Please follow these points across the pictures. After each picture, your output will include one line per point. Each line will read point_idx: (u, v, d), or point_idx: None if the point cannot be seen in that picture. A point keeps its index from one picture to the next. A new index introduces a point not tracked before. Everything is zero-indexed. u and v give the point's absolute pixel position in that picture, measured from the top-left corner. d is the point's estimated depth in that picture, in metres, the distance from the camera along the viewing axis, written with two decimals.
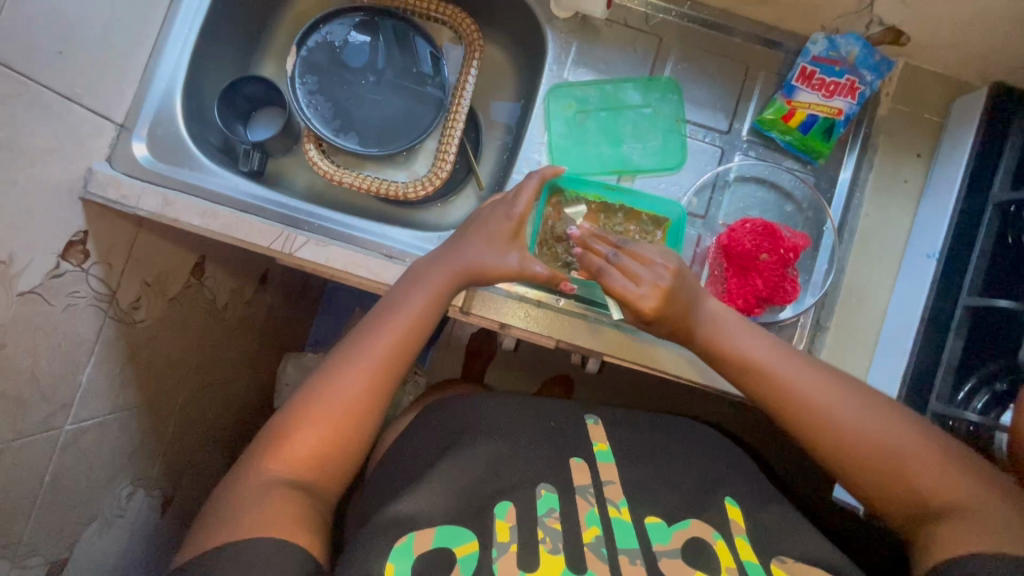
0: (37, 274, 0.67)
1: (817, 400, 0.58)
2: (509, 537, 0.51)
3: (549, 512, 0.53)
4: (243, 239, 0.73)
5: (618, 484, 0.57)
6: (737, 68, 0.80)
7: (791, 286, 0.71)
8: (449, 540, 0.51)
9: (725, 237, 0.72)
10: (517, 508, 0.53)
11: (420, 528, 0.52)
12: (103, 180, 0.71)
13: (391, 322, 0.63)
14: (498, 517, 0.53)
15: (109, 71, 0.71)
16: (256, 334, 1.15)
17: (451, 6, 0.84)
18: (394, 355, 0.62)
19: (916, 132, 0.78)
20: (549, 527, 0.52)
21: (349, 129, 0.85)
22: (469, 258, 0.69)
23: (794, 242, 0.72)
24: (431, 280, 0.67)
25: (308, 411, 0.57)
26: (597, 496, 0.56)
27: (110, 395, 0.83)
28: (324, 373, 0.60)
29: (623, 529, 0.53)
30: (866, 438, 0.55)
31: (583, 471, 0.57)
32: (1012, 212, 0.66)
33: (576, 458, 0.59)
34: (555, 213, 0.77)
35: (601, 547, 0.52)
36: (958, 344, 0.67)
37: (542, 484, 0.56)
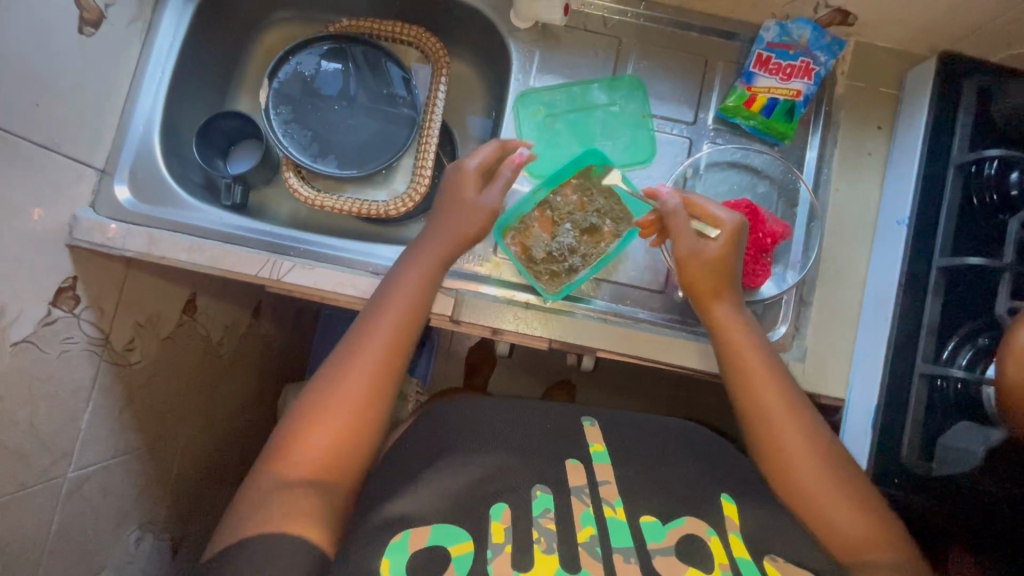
0: (30, 323, 0.68)
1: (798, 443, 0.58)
2: (504, 538, 0.52)
3: (544, 513, 0.54)
4: (230, 270, 0.74)
5: (614, 483, 0.57)
6: (697, 61, 0.83)
7: (762, 270, 0.74)
8: (443, 538, 0.52)
9: None
10: (512, 509, 0.54)
11: (416, 525, 0.52)
12: (88, 226, 0.73)
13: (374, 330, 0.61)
14: (493, 519, 0.53)
15: (86, 120, 0.73)
16: (254, 366, 1.15)
17: (415, 28, 0.87)
18: (391, 357, 0.60)
19: (874, 106, 0.80)
20: (545, 527, 0.53)
21: (327, 154, 0.87)
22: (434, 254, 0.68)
23: (773, 228, 0.74)
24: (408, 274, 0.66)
25: (305, 417, 0.56)
26: (593, 496, 0.56)
27: (111, 440, 0.83)
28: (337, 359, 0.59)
29: (618, 528, 0.54)
30: (813, 474, 0.57)
31: (579, 471, 0.58)
32: (973, 172, 0.68)
33: (572, 459, 0.59)
34: (519, 246, 0.77)
35: (595, 547, 0.52)
36: (936, 305, 0.68)
37: (537, 485, 0.56)
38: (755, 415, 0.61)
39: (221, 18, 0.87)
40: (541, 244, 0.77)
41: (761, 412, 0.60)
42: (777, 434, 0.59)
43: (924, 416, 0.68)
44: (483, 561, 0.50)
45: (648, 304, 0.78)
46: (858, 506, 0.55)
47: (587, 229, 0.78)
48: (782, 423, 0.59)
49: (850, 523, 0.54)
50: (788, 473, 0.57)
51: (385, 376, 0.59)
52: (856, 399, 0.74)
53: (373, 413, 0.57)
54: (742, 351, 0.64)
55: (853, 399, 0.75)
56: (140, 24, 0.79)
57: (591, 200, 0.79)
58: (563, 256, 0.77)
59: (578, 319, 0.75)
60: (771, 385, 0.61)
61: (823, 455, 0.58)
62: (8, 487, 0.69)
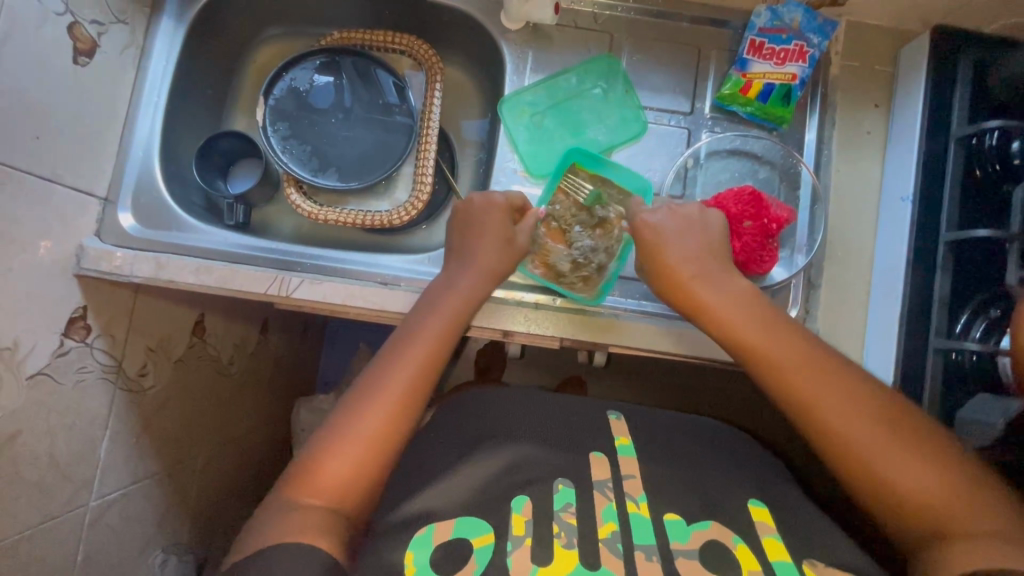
0: (43, 355, 0.68)
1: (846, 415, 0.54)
2: (524, 531, 0.51)
3: (565, 507, 0.54)
4: (239, 290, 0.74)
5: (639, 479, 0.57)
6: (690, 50, 0.83)
7: (768, 255, 0.74)
8: (468, 530, 0.52)
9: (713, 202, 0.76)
10: (534, 502, 0.53)
11: (438, 521, 0.53)
12: (96, 255, 0.73)
13: (398, 365, 0.61)
14: (515, 510, 0.53)
15: (86, 149, 0.73)
16: (265, 384, 1.15)
17: (407, 36, 0.86)
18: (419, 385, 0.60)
19: (870, 84, 0.80)
20: (565, 521, 0.52)
21: (327, 167, 0.87)
22: (461, 287, 0.69)
23: (779, 213, 0.74)
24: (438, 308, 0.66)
25: (327, 441, 0.56)
26: (616, 492, 0.55)
27: (129, 466, 0.84)
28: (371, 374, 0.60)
29: (641, 524, 0.53)
30: (859, 439, 0.53)
31: (603, 465, 0.57)
32: (975, 145, 0.69)
33: (595, 453, 0.59)
34: (540, 265, 0.78)
35: (617, 542, 0.51)
36: (946, 281, 0.68)
37: (559, 478, 0.56)
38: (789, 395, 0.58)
39: (212, 39, 0.88)
40: (563, 258, 0.78)
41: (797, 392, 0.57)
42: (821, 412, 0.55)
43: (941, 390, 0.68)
44: (501, 552, 0.50)
45: (657, 297, 0.79)
46: (920, 464, 0.51)
47: (598, 222, 0.79)
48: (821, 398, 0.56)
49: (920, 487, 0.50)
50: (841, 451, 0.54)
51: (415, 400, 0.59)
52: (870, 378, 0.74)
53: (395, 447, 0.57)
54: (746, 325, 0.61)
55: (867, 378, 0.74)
56: (133, 50, 0.79)
57: (589, 194, 0.80)
58: (590, 260, 0.78)
59: (591, 318, 0.74)
60: (807, 362, 0.58)
61: (862, 412, 0.54)
62: (31, 520, 0.69)
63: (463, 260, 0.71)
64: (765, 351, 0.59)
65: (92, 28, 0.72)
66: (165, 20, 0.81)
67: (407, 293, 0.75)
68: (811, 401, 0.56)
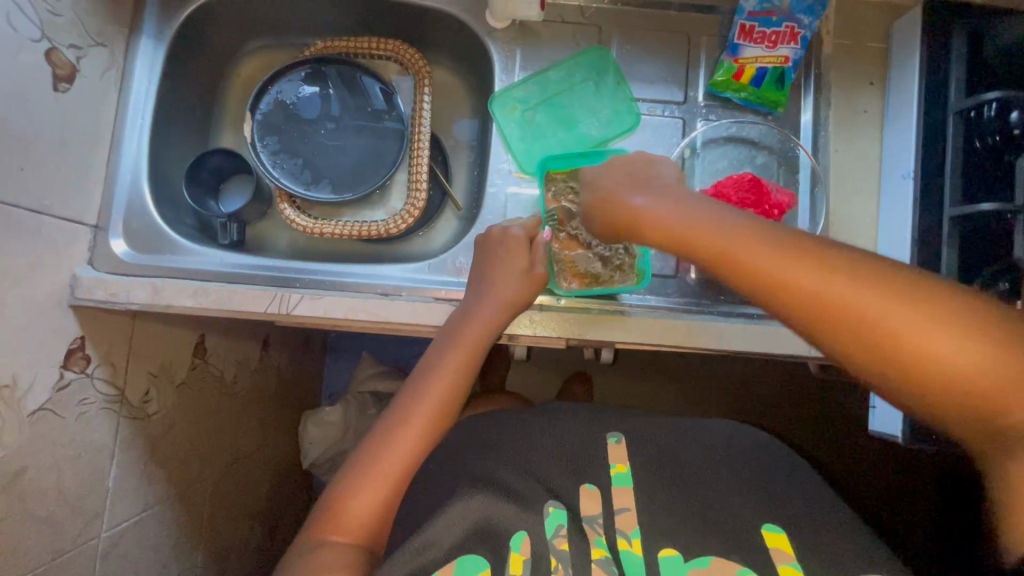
0: (44, 389, 0.67)
1: (890, 313, 0.43)
2: (520, 570, 0.52)
3: (558, 531, 0.55)
4: (239, 310, 0.73)
5: (633, 511, 0.56)
6: (680, 38, 0.82)
7: None
8: (470, 569, 0.52)
9: (713, 190, 0.75)
10: (531, 540, 0.54)
11: (439, 568, 0.52)
12: (90, 284, 0.72)
13: (415, 410, 0.66)
14: (514, 550, 0.54)
15: (73, 177, 0.72)
16: (270, 401, 1.14)
17: (392, 40, 0.85)
18: (437, 420, 0.67)
19: (864, 62, 0.79)
20: (558, 551, 0.54)
21: (319, 179, 0.85)
22: (477, 319, 0.70)
23: (780, 199, 0.73)
24: (454, 343, 0.69)
25: (356, 480, 0.62)
26: (607, 526, 0.56)
27: (139, 494, 0.83)
28: (398, 409, 0.67)
29: (634, 561, 0.53)
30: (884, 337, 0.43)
31: (594, 498, 0.57)
32: (973, 118, 0.68)
33: (587, 484, 0.58)
34: (573, 279, 0.76)
35: (608, 568, 0.53)
36: (953, 256, 0.67)
37: (549, 501, 0.57)
38: (786, 307, 0.46)
39: (194, 56, 0.86)
40: (595, 263, 0.77)
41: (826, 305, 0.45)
42: (859, 319, 0.44)
43: None
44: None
45: (661, 291, 0.78)
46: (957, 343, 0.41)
47: None
48: (853, 302, 0.44)
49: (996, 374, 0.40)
50: (890, 361, 0.43)
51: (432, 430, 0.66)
52: None
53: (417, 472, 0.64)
54: (708, 236, 0.50)
55: None
56: (114, 72, 0.77)
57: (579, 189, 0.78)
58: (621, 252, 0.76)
59: (598, 316, 0.74)
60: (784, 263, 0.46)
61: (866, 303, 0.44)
62: (43, 557, 0.68)
63: (480, 287, 0.71)
64: (769, 271, 0.47)
65: (70, 52, 0.70)
66: (145, 39, 0.80)
67: (409, 302, 0.73)
68: (844, 315, 0.44)
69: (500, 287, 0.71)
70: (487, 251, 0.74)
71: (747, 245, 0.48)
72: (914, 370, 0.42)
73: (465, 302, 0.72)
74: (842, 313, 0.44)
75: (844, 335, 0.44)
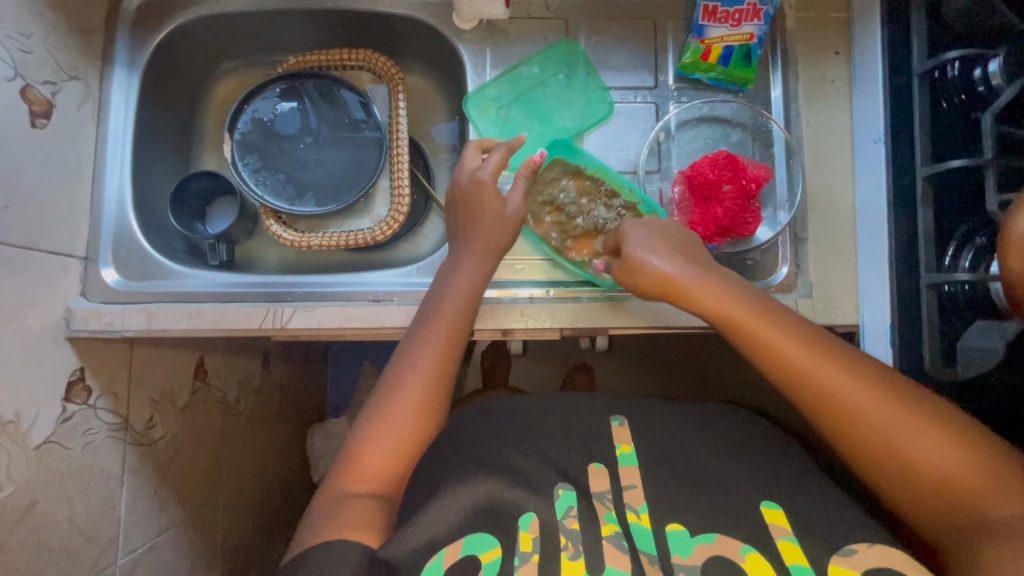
0: (47, 423, 0.68)
1: (874, 404, 0.54)
2: (531, 547, 0.57)
3: (568, 511, 0.59)
4: (233, 329, 0.73)
5: (639, 489, 0.61)
6: (647, 24, 0.83)
7: (751, 217, 0.75)
8: (474, 547, 0.57)
9: (691, 170, 0.76)
10: (539, 518, 0.59)
11: (448, 543, 0.57)
12: (84, 315, 0.73)
13: (414, 358, 0.67)
14: (522, 529, 0.58)
15: (59, 212, 0.73)
16: (274, 418, 1.15)
17: (363, 50, 0.86)
18: (440, 367, 0.67)
19: (827, 33, 0.81)
20: (569, 529, 0.58)
21: (303, 193, 0.86)
22: (468, 266, 0.72)
23: (756, 172, 0.75)
24: (448, 290, 0.71)
25: (365, 433, 0.63)
26: (615, 501, 0.61)
27: (152, 519, 0.84)
28: (400, 355, 0.68)
29: (642, 533, 0.58)
30: (897, 438, 0.53)
31: (602, 478, 0.62)
32: (938, 79, 0.68)
33: (595, 463, 0.63)
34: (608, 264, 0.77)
35: (620, 540, 0.58)
36: (929, 214, 0.68)
37: (559, 484, 0.62)
38: (817, 401, 0.57)
39: (169, 82, 0.87)
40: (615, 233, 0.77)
41: (817, 387, 0.56)
42: (849, 407, 0.55)
43: (937, 324, 0.68)
44: (510, 569, 0.56)
45: None
46: (954, 448, 0.51)
47: (576, 197, 0.79)
48: (842, 391, 0.55)
49: (960, 473, 0.50)
50: (871, 442, 0.54)
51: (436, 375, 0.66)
52: (868, 322, 0.75)
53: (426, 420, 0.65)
54: (769, 341, 0.59)
55: (866, 322, 0.75)
56: (91, 105, 0.78)
57: (551, 200, 0.80)
58: (622, 211, 0.78)
59: (591, 305, 0.75)
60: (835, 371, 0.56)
61: (890, 408, 0.54)
62: None
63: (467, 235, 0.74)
64: (812, 372, 0.57)
65: (45, 88, 0.71)
66: (118, 69, 0.80)
67: (401, 307, 0.74)
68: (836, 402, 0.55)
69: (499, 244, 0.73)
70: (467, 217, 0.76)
71: (767, 329, 0.60)
72: (885, 453, 0.53)
73: (458, 254, 0.74)
74: (831, 399, 0.56)
75: (840, 422, 0.55)
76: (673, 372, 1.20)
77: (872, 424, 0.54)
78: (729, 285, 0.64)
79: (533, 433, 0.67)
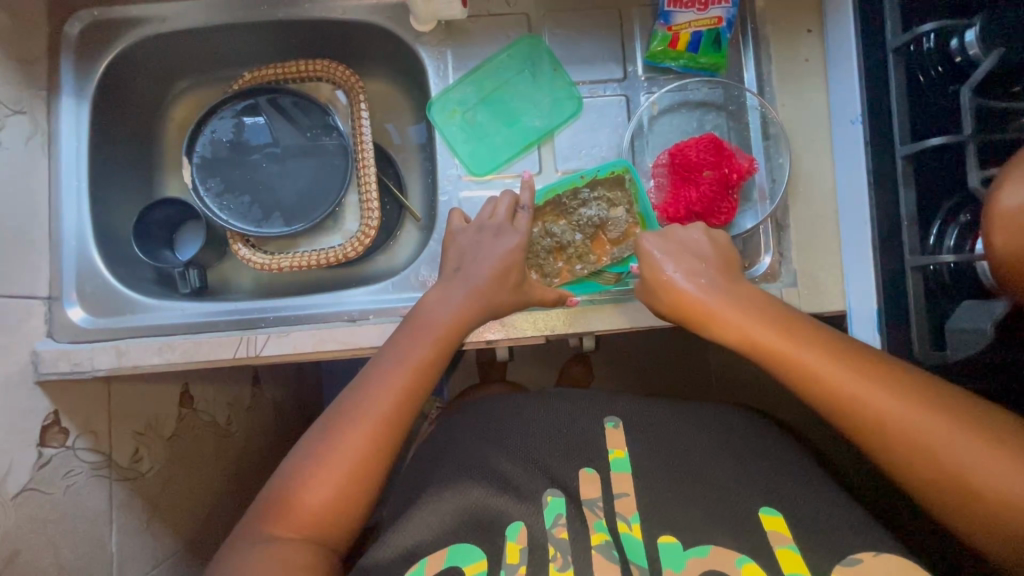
0: (23, 471, 0.67)
1: (939, 426, 0.51)
2: (518, 559, 0.57)
3: (556, 520, 0.59)
4: (206, 361, 0.71)
5: (632, 497, 0.61)
6: (612, 13, 0.80)
7: (726, 207, 0.73)
8: (458, 559, 0.57)
9: (678, 150, 0.74)
10: (527, 528, 0.59)
11: (430, 552, 0.57)
12: (52, 357, 0.71)
13: (368, 405, 0.60)
14: (509, 540, 0.58)
15: (16, 254, 0.71)
16: (271, 439, 1.09)
17: (319, 60, 0.83)
18: (395, 418, 0.61)
19: (799, 9, 0.78)
20: (558, 539, 0.58)
21: (270, 213, 0.84)
22: (447, 311, 0.68)
23: (741, 162, 0.73)
24: (419, 336, 0.66)
25: (298, 480, 0.57)
26: (607, 508, 0.60)
27: (146, 555, 0.82)
28: (351, 395, 0.62)
29: (633, 545, 0.57)
30: (970, 459, 0.50)
31: (594, 482, 0.62)
32: (914, 51, 0.66)
33: (587, 469, 0.63)
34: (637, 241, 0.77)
35: (610, 550, 0.57)
36: (911, 195, 0.66)
37: (548, 491, 0.61)
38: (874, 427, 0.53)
39: (121, 107, 0.84)
40: (612, 214, 0.77)
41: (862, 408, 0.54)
42: (897, 424, 0.52)
43: (925, 307, 0.66)
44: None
45: None
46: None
47: (558, 227, 0.77)
48: (887, 407, 0.53)
49: None
50: (917, 458, 0.52)
51: (390, 425, 0.60)
52: (855, 308, 0.73)
53: (370, 475, 0.59)
54: (810, 366, 0.56)
55: (851, 304, 0.74)
56: (40, 138, 0.75)
57: (544, 247, 0.77)
58: (600, 193, 0.77)
59: (581, 306, 0.72)
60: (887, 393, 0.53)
61: (959, 428, 0.51)
62: None
63: (455, 278, 0.70)
64: (861, 396, 0.54)
65: None
66: (66, 99, 0.78)
67: (376, 324, 0.73)
68: (882, 424, 0.53)
69: (498, 251, 0.71)
70: (452, 241, 0.73)
71: (807, 352, 0.57)
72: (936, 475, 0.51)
73: (435, 291, 0.70)
74: (877, 418, 0.53)
75: (906, 448, 0.52)
76: (671, 363, 1.19)
77: (923, 442, 0.51)
78: (757, 300, 0.62)
79: (519, 445, 0.66)
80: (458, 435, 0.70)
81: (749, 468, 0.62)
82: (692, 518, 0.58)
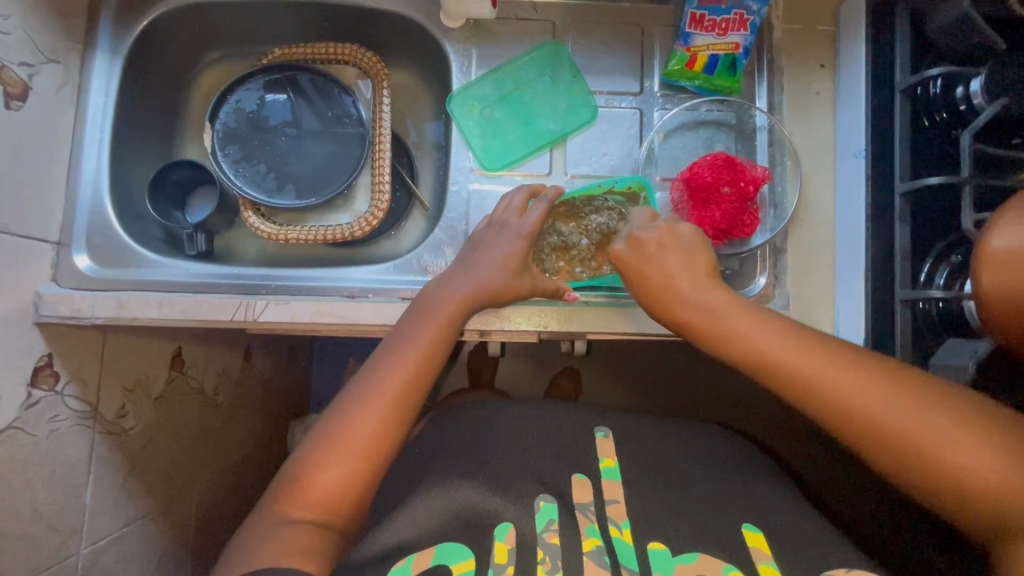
0: (10, 408, 0.67)
1: (870, 393, 0.53)
2: (507, 559, 0.56)
3: (548, 526, 0.58)
4: (204, 319, 0.72)
5: (621, 503, 0.61)
6: (634, 29, 0.83)
7: (749, 218, 0.75)
8: (448, 557, 0.56)
9: (689, 171, 0.76)
10: (516, 529, 0.58)
11: (418, 551, 0.56)
12: (53, 300, 0.72)
13: (381, 383, 0.62)
14: (498, 540, 0.57)
15: (33, 196, 0.72)
16: (254, 415, 1.10)
17: (348, 45, 0.85)
18: (404, 396, 0.62)
19: (814, 45, 0.81)
20: (548, 543, 0.57)
21: (283, 185, 0.86)
22: (449, 297, 0.69)
23: (754, 174, 0.75)
24: (428, 321, 0.67)
25: None
26: (599, 514, 0.60)
27: (119, 510, 0.82)
28: (367, 370, 0.63)
29: (625, 549, 0.57)
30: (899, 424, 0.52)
31: (585, 488, 0.62)
32: (920, 95, 0.68)
33: (578, 475, 0.63)
34: None
35: (602, 555, 0.56)
36: (906, 231, 0.68)
37: (541, 496, 0.61)
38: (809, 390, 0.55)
39: (151, 70, 0.87)
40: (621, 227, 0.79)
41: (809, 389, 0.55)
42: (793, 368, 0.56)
43: (910, 340, 0.67)
44: None
45: None
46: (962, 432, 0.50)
47: (571, 229, 0.79)
48: (837, 389, 0.54)
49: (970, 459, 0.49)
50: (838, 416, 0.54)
51: (383, 402, 0.61)
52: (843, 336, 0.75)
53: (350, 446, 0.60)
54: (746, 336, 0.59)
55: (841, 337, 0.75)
56: (69, 88, 0.77)
57: (551, 245, 0.79)
58: (614, 205, 0.79)
59: (577, 303, 0.74)
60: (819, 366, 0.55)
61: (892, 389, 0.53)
62: None
63: (466, 267, 0.72)
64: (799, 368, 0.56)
65: (21, 70, 0.70)
66: (100, 54, 0.80)
67: (375, 303, 0.74)
68: (829, 400, 0.55)
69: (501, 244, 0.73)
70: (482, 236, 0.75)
71: (749, 325, 0.59)
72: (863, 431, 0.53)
73: (449, 273, 0.72)
74: (806, 384, 0.56)
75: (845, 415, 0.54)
76: (658, 383, 1.20)
77: (854, 401, 0.54)
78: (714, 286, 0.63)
79: (503, 438, 0.66)
80: (447, 430, 0.71)
81: (726, 485, 0.63)
82: (669, 525, 0.59)
